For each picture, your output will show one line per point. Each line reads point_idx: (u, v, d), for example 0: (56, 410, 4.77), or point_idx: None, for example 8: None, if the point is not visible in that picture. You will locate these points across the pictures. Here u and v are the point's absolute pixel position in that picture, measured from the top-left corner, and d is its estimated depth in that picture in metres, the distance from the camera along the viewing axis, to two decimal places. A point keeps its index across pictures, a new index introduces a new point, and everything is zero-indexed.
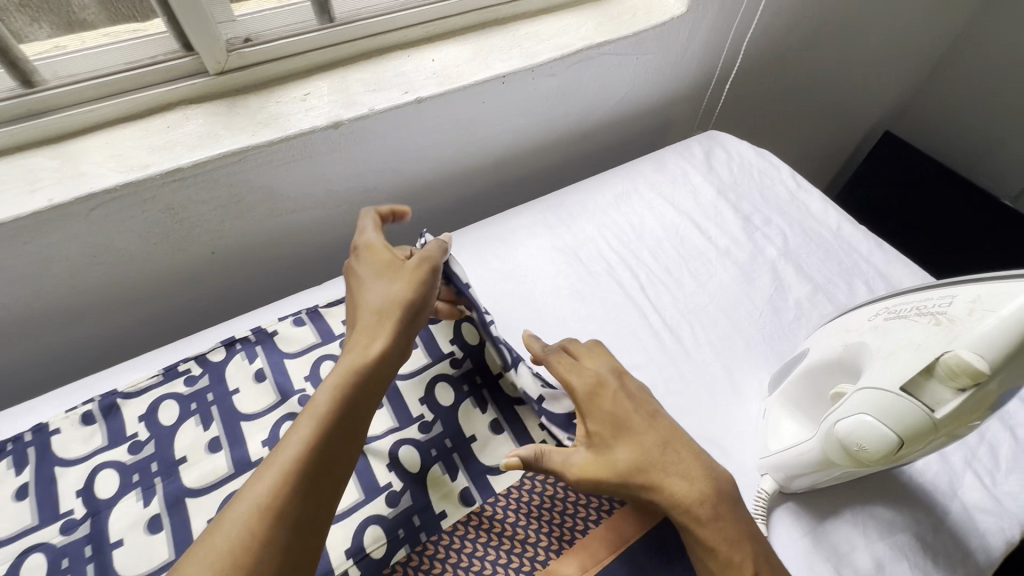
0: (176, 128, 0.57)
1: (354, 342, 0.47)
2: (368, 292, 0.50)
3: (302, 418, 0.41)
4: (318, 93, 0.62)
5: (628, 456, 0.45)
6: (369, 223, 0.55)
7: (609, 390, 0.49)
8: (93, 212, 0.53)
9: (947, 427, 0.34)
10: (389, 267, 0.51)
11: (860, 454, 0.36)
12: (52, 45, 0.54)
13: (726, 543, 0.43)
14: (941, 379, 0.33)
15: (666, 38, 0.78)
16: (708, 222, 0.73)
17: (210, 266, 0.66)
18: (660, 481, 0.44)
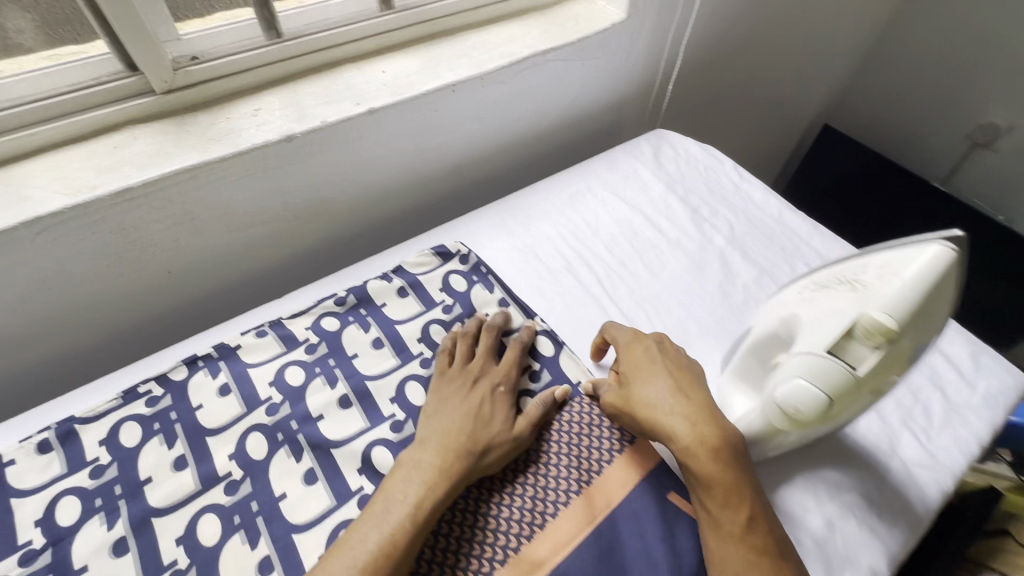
0: (125, 148, 0.57)
1: (443, 455, 0.49)
2: (463, 416, 0.52)
3: (392, 515, 0.45)
4: (270, 108, 0.63)
5: (645, 395, 0.50)
6: (511, 357, 0.58)
7: (644, 343, 0.55)
8: (39, 237, 0.52)
9: (869, 384, 0.37)
10: (499, 403, 0.54)
11: (798, 416, 0.39)
12: None
13: (723, 482, 0.45)
14: (860, 340, 0.36)
15: (610, 43, 0.82)
16: (659, 216, 0.77)
17: (167, 285, 0.65)
18: (669, 417, 0.48)
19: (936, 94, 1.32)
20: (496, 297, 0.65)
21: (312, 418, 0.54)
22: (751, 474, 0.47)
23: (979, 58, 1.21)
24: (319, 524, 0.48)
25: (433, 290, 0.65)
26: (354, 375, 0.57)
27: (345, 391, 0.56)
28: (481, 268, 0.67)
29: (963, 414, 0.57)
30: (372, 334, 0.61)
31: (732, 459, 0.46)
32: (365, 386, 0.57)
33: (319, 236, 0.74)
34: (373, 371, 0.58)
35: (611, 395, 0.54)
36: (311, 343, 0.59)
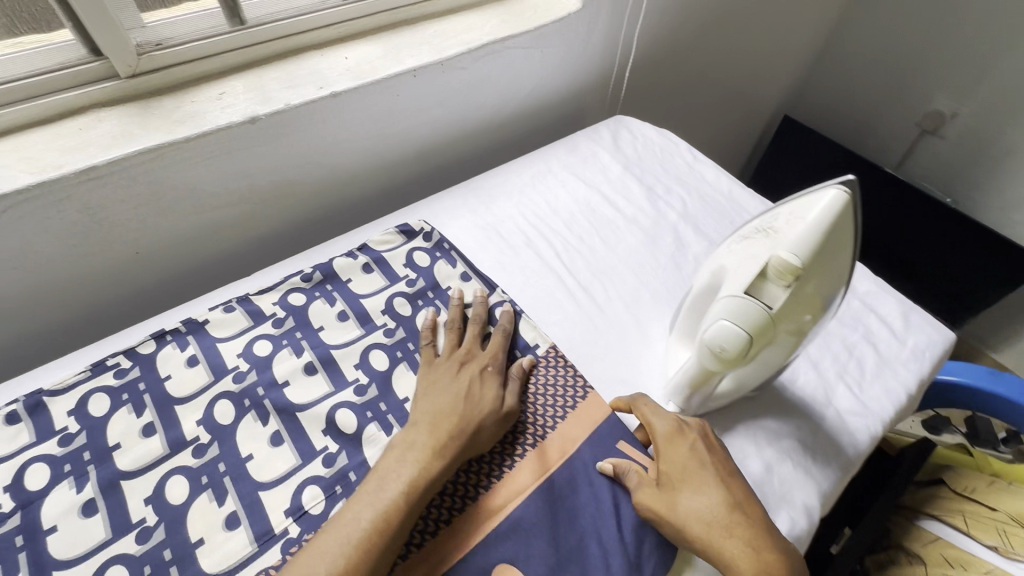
0: (90, 129, 0.59)
1: (437, 435, 0.49)
2: (453, 398, 0.52)
3: (386, 494, 0.45)
4: (234, 92, 0.65)
5: (694, 515, 0.46)
6: (498, 340, 0.59)
7: (688, 440, 0.50)
8: (5, 215, 0.53)
9: (784, 321, 0.41)
10: (490, 383, 0.54)
11: (724, 355, 0.42)
12: None
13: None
14: (773, 280, 0.40)
15: (567, 32, 0.86)
16: (616, 195, 0.81)
17: (135, 266, 0.66)
18: (727, 545, 0.44)
19: (886, 84, 1.39)
20: (458, 272, 0.68)
21: (278, 385, 0.56)
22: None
23: (924, 48, 1.29)
24: (284, 482, 0.50)
25: (397, 265, 0.68)
26: (320, 345, 0.60)
27: (311, 359, 0.58)
28: (444, 245, 0.70)
29: (894, 367, 0.62)
30: (338, 307, 0.63)
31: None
32: (330, 354, 0.59)
33: (287, 218, 0.76)
34: (338, 342, 0.60)
35: (650, 495, 0.48)
36: (277, 317, 0.61)
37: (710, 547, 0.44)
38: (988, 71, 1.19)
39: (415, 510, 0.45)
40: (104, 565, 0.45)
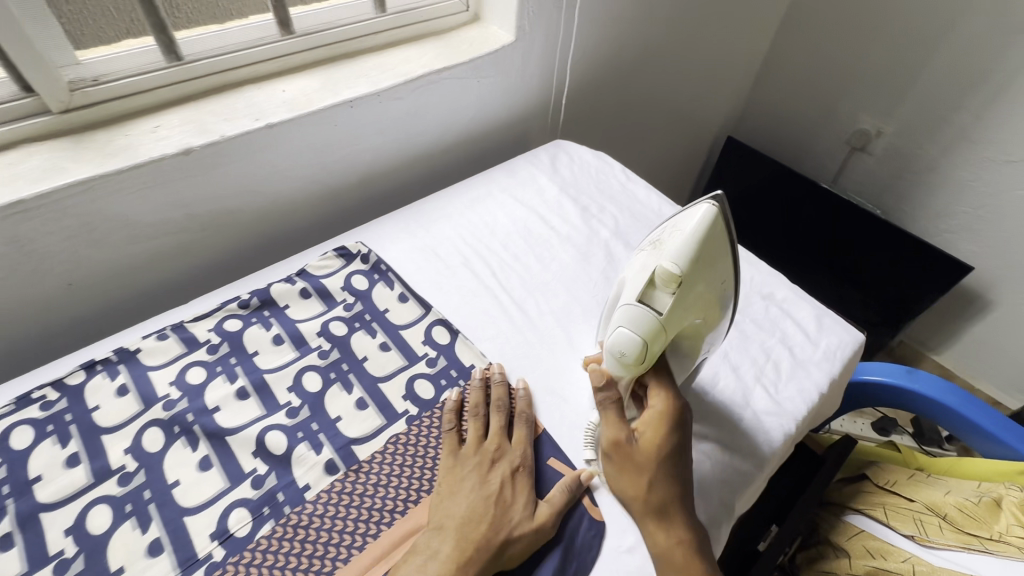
0: (19, 164, 0.60)
1: (461, 548, 0.46)
2: (480, 503, 0.49)
3: None
4: (170, 125, 0.67)
5: (660, 481, 0.50)
6: (525, 432, 0.56)
7: (674, 427, 0.52)
8: None
9: (674, 324, 0.45)
10: (519, 485, 0.51)
11: (626, 360, 0.46)
12: None
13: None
14: (660, 288, 0.44)
15: (503, 62, 0.90)
16: (552, 215, 0.84)
17: (67, 297, 0.66)
18: (679, 512, 0.49)
19: (816, 106, 1.49)
20: (395, 294, 0.70)
21: (209, 410, 0.56)
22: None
23: (846, 72, 1.39)
24: (210, 506, 0.50)
25: (334, 290, 0.69)
26: (254, 370, 0.60)
27: (244, 384, 0.59)
28: (382, 268, 0.72)
29: (808, 367, 0.66)
30: (273, 331, 0.64)
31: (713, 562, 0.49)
32: (263, 378, 0.60)
33: (228, 245, 0.77)
34: (272, 365, 0.61)
35: (625, 443, 0.51)
36: (212, 343, 0.62)
37: (658, 512, 0.49)
38: (903, 92, 1.30)
39: None
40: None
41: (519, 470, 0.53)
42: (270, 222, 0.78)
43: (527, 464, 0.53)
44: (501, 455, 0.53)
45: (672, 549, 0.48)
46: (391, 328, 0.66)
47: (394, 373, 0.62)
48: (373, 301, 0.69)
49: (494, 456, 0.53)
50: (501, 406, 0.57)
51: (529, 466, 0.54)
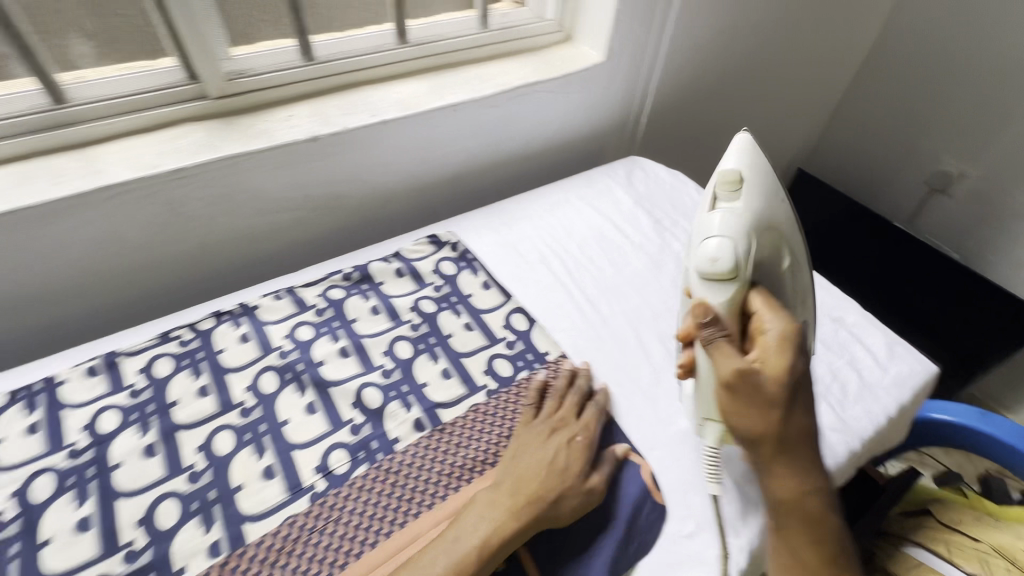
0: (181, 138, 0.70)
1: (518, 497, 0.50)
2: (541, 463, 0.53)
3: (461, 540, 0.47)
4: (301, 115, 0.77)
5: (793, 416, 0.44)
6: (593, 412, 0.60)
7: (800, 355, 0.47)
8: (107, 201, 0.65)
9: (749, 222, 0.54)
10: (580, 454, 0.55)
11: (723, 260, 0.52)
12: (80, 76, 0.68)
13: (828, 525, 0.45)
14: (725, 196, 0.55)
15: (591, 79, 0.97)
16: (626, 224, 0.89)
17: (199, 256, 0.76)
18: (808, 450, 0.45)
19: (895, 144, 1.47)
20: (479, 281, 0.76)
21: (316, 363, 0.64)
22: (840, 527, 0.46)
23: (932, 111, 1.37)
24: (315, 444, 0.57)
25: (426, 272, 0.76)
26: (354, 334, 0.68)
27: (345, 344, 0.66)
28: (469, 258, 0.79)
29: (876, 391, 0.67)
30: (371, 302, 0.71)
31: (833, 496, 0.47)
32: (362, 341, 0.67)
33: (332, 225, 0.85)
34: (369, 332, 0.68)
35: (756, 371, 0.45)
36: (319, 307, 0.70)
37: (791, 450, 0.44)
38: (994, 134, 1.26)
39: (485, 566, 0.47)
40: (157, 500, 0.52)
41: (582, 441, 0.56)
42: (370, 208, 0.86)
43: (591, 438, 0.57)
44: (568, 427, 0.58)
45: (801, 488, 0.45)
46: (475, 311, 0.72)
47: (476, 351, 0.67)
48: (459, 285, 0.75)
49: (561, 427, 0.58)
50: (576, 389, 0.62)
51: (592, 440, 0.57)
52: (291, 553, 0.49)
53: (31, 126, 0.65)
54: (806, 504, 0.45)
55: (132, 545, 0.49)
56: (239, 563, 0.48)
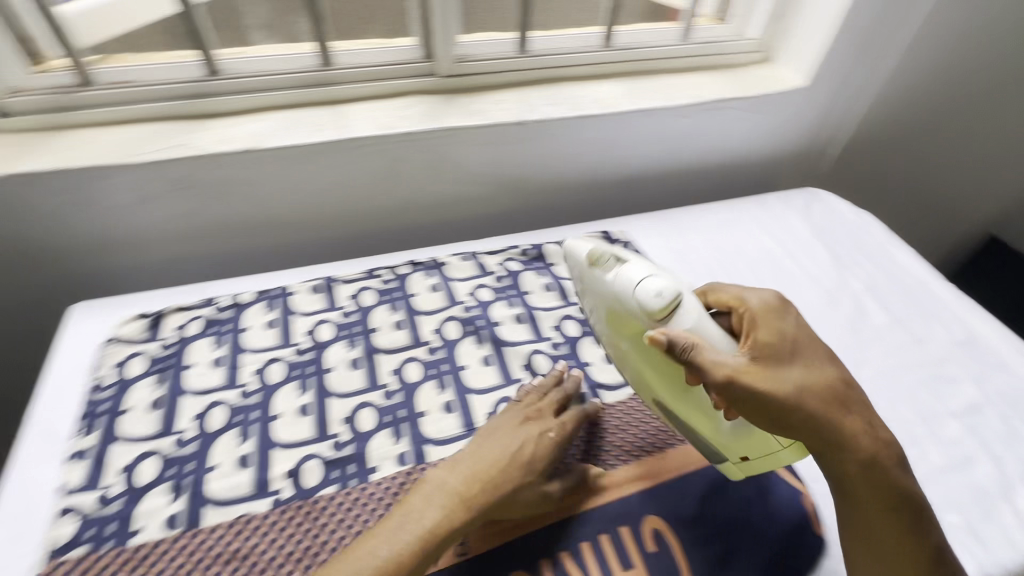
0: (412, 107, 0.81)
1: (488, 481, 0.49)
2: (513, 451, 0.51)
3: (440, 515, 0.46)
4: (511, 100, 0.84)
5: (803, 399, 0.43)
6: (569, 415, 0.57)
7: (785, 316, 0.48)
8: (350, 150, 0.75)
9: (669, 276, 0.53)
10: (545, 451, 0.53)
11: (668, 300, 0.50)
12: (343, 46, 0.81)
13: (898, 486, 0.44)
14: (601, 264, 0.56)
15: (785, 103, 0.95)
16: (801, 254, 0.86)
17: (400, 212, 0.86)
18: (835, 423, 0.44)
19: None
20: None
21: (493, 322, 0.70)
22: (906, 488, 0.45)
23: None
24: (489, 392, 0.62)
25: None
26: (528, 304, 0.73)
27: (520, 312, 0.72)
28: (639, 257, 0.81)
29: None
30: (545, 280, 0.76)
31: (897, 452, 0.45)
32: (535, 313, 0.72)
33: (510, 205, 0.92)
34: (542, 305, 0.73)
35: (749, 378, 0.44)
36: (498, 274, 0.76)
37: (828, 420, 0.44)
38: None
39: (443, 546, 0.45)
40: (359, 406, 0.60)
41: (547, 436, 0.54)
42: (548, 196, 0.91)
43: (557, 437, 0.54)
44: (531, 420, 0.55)
45: (840, 459, 0.44)
46: None
47: None
48: None
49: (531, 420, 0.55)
50: (555, 390, 0.59)
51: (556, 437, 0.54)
52: None
53: (304, 81, 0.78)
54: (857, 475, 0.44)
55: (339, 437, 0.57)
56: (422, 476, 0.54)
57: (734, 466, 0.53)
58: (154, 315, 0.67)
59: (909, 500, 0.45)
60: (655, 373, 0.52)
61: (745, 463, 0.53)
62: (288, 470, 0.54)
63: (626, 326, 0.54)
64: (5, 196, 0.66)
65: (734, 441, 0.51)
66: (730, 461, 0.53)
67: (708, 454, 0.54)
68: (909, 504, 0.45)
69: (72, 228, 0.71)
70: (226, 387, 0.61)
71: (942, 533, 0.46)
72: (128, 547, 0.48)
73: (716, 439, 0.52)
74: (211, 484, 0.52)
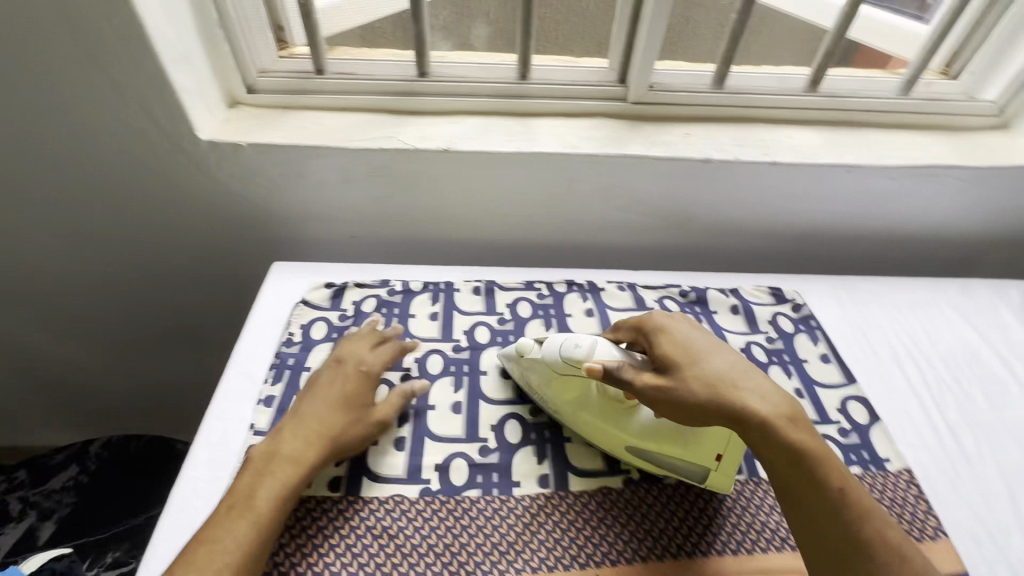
0: (597, 129, 0.81)
1: (310, 422, 0.54)
2: (328, 398, 0.56)
3: (285, 463, 0.50)
4: (698, 135, 0.81)
5: (692, 382, 0.50)
6: (381, 360, 0.62)
7: (669, 328, 0.57)
8: (533, 163, 0.77)
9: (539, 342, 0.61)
10: (354, 385, 0.58)
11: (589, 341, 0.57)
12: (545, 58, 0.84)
13: (814, 459, 0.46)
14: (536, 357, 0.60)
15: (1018, 179, 0.81)
16: (1013, 358, 0.73)
17: (561, 230, 0.87)
18: (732, 401, 0.49)
19: None
20: (818, 351, 0.71)
21: None
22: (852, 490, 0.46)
23: None
24: None
25: (761, 319, 0.74)
26: None
27: None
28: (812, 323, 0.74)
29: None
30: (703, 327, 0.73)
31: (804, 427, 0.48)
32: None
33: (670, 241, 0.89)
34: None
35: (650, 381, 0.52)
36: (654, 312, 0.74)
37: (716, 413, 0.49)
38: None
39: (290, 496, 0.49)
40: (507, 416, 0.62)
41: (359, 378, 0.59)
42: (712, 238, 0.87)
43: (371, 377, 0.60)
44: (367, 373, 0.60)
45: (758, 446, 0.48)
46: (808, 380, 0.68)
47: None
48: (795, 347, 0.71)
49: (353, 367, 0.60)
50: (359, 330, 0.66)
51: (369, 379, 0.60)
52: (601, 520, 0.54)
53: (500, 91, 0.82)
54: (772, 449, 0.47)
55: (486, 442, 0.59)
56: (561, 503, 0.55)
57: (717, 472, 0.54)
58: (337, 287, 0.73)
59: (834, 476, 0.46)
60: (602, 417, 0.56)
61: (723, 468, 0.53)
62: (438, 463, 0.57)
63: (566, 391, 0.58)
64: (243, 161, 0.76)
65: (701, 448, 0.53)
66: (711, 470, 0.54)
67: (690, 477, 0.55)
68: (834, 479, 0.46)
69: (283, 195, 0.80)
70: (391, 368, 0.65)
71: (883, 516, 0.45)
72: (299, 497, 0.53)
73: (690, 456, 0.54)
74: (371, 457, 0.57)
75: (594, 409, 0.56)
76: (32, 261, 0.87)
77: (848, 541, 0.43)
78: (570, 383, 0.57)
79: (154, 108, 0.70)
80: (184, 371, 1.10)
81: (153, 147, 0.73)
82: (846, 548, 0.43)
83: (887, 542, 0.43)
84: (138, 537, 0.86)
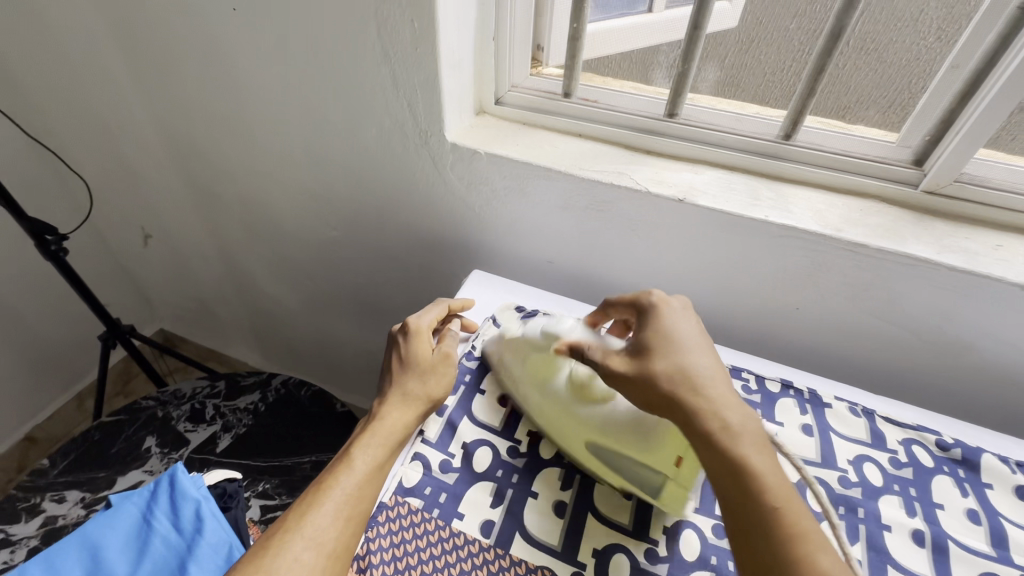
0: (868, 215, 0.67)
1: (394, 389, 0.57)
2: (404, 360, 0.59)
3: (374, 429, 0.53)
4: (1014, 250, 0.62)
5: (654, 376, 0.50)
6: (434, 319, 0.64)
7: (656, 315, 0.55)
8: (777, 237, 0.66)
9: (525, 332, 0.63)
10: (424, 345, 0.60)
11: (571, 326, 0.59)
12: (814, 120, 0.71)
13: (749, 472, 0.44)
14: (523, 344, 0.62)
15: None
16: None
17: (782, 313, 0.75)
18: (686, 401, 0.48)
19: None
20: None
21: (881, 523, 0.54)
22: (780, 520, 0.42)
23: None
24: None
25: None
26: (936, 522, 0.54)
27: (922, 529, 0.53)
28: None
29: None
30: (969, 502, 0.55)
31: (761, 447, 0.46)
32: (946, 542, 0.52)
33: (921, 362, 0.71)
34: (960, 536, 0.53)
35: (617, 367, 0.52)
36: (898, 457, 0.58)
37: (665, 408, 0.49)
38: None
39: (385, 458, 0.52)
40: (681, 523, 0.54)
41: (427, 339, 0.61)
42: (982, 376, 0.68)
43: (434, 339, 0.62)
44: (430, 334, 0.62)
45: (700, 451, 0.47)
46: None
47: None
48: None
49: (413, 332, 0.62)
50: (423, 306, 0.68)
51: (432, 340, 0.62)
52: None
53: (758, 149, 0.72)
54: (711, 458, 0.46)
55: (655, 546, 0.52)
56: None
57: (673, 481, 0.52)
58: (527, 313, 0.71)
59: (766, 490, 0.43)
60: (566, 402, 0.57)
61: (680, 478, 0.52)
62: (596, 548, 0.51)
63: (540, 371, 0.60)
64: (474, 168, 0.77)
65: (659, 449, 0.52)
66: (667, 478, 0.52)
67: (645, 489, 0.54)
68: (767, 495, 0.43)
69: (498, 207, 0.81)
70: None
71: (821, 535, 0.41)
72: (450, 528, 0.51)
73: (647, 460, 0.53)
74: (528, 512, 0.53)
75: (563, 396, 0.58)
76: (282, 212, 1.01)
77: (771, 559, 0.40)
78: (547, 364, 0.60)
79: (417, 106, 0.74)
80: (359, 334, 1.21)
81: (404, 139, 0.79)
82: (777, 563, 0.40)
83: (817, 561, 0.39)
84: (286, 477, 0.95)
